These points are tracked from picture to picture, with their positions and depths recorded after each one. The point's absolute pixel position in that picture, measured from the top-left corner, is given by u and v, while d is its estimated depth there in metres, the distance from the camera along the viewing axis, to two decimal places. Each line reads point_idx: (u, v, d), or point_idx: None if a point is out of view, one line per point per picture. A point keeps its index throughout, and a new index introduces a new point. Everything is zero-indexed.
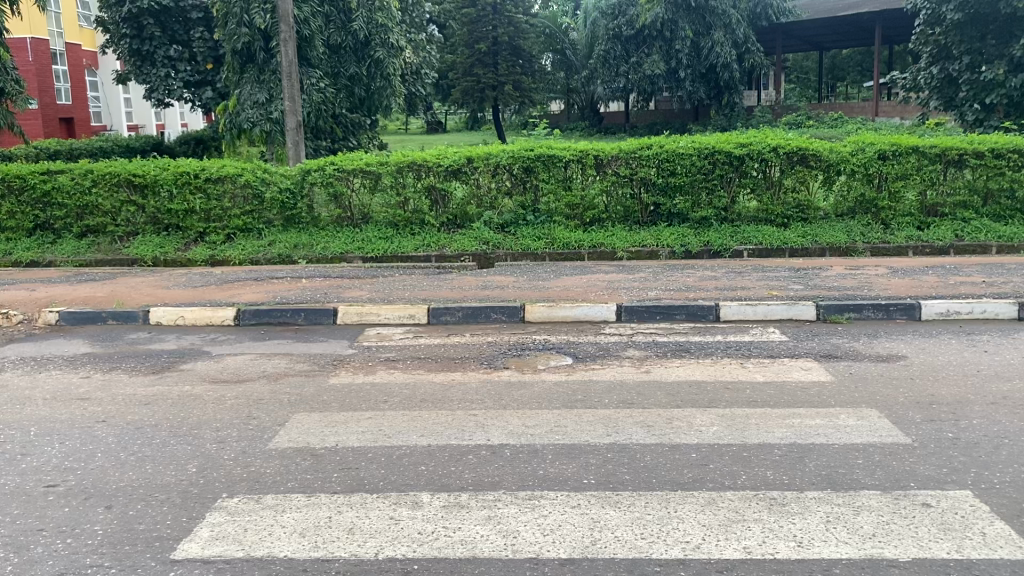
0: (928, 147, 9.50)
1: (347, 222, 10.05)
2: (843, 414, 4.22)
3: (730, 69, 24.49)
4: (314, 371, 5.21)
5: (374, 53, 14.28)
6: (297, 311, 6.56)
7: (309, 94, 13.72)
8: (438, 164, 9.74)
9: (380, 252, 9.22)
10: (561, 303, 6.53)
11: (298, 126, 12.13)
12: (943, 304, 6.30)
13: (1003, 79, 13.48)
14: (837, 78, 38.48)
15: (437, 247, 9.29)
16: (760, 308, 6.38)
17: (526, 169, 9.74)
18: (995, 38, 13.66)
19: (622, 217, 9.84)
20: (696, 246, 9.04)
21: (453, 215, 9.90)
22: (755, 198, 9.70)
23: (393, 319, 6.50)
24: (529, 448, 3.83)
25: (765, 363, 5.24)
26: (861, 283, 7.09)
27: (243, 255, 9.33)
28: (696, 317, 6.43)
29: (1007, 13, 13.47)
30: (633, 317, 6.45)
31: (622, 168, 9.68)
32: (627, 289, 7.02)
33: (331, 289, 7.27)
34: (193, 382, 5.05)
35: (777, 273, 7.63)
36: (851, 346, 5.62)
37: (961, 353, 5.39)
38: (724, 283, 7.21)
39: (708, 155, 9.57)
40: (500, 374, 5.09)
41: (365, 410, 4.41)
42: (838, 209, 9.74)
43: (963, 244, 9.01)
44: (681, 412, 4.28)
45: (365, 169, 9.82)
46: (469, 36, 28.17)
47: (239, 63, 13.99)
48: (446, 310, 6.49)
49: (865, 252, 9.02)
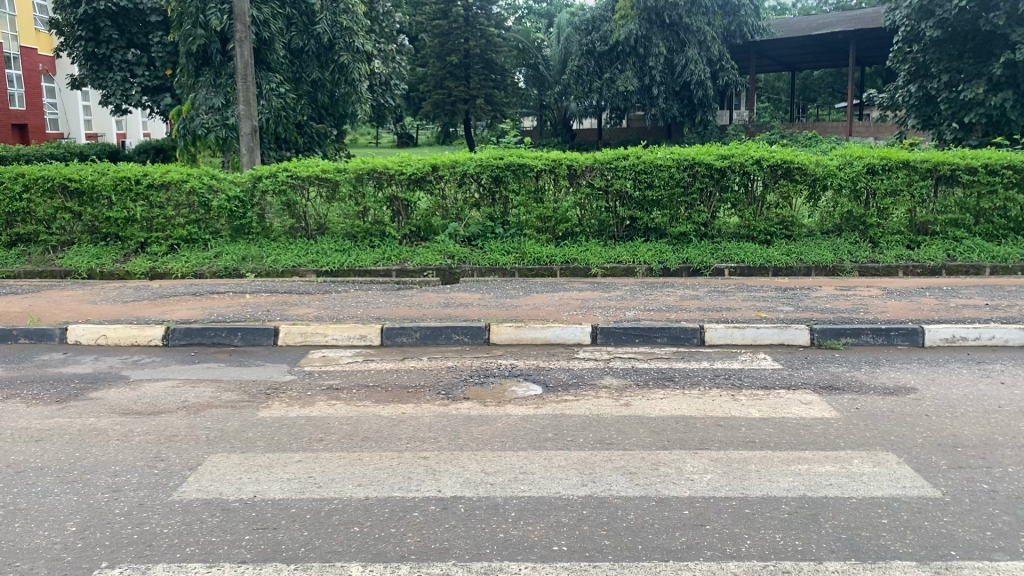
0: (920, 161, 8.97)
1: (301, 233, 9.35)
2: (856, 459, 3.62)
3: (703, 87, 23.71)
4: (243, 403, 4.51)
5: (338, 57, 13.60)
6: (233, 331, 5.85)
7: (268, 99, 13.07)
8: (402, 172, 9.09)
9: (335, 266, 8.55)
10: (529, 324, 5.90)
11: (254, 131, 11.43)
12: (949, 329, 5.74)
13: (982, 99, 13.04)
14: (809, 99, 38.45)
15: (399, 261, 8.62)
16: (749, 331, 5.79)
17: (494, 178, 9.11)
18: (974, 57, 13.25)
19: (596, 231, 9.23)
20: (675, 263, 8.47)
21: (416, 226, 9.25)
22: (737, 214, 9.15)
23: (342, 341, 5.81)
24: (488, 502, 3.17)
25: (759, 395, 4.63)
26: (855, 305, 6.53)
27: (187, 267, 8.61)
28: (678, 340, 5.81)
29: (986, 32, 13.02)
30: (609, 339, 5.82)
31: (598, 179, 9.09)
32: (602, 309, 6.39)
33: (276, 305, 6.58)
34: (98, 414, 4.32)
35: (764, 293, 7.06)
36: (853, 376, 5.03)
37: (975, 384, 4.81)
38: (708, 303, 6.61)
39: (688, 167, 8.99)
40: (458, 406, 4.42)
41: (295, 452, 3.73)
42: (823, 226, 9.23)
43: (955, 264, 8.52)
44: (669, 456, 3.64)
45: (321, 176, 9.13)
46: (440, 47, 27.65)
47: (194, 66, 13.21)
48: (401, 330, 5.82)
49: (853, 271, 8.49)
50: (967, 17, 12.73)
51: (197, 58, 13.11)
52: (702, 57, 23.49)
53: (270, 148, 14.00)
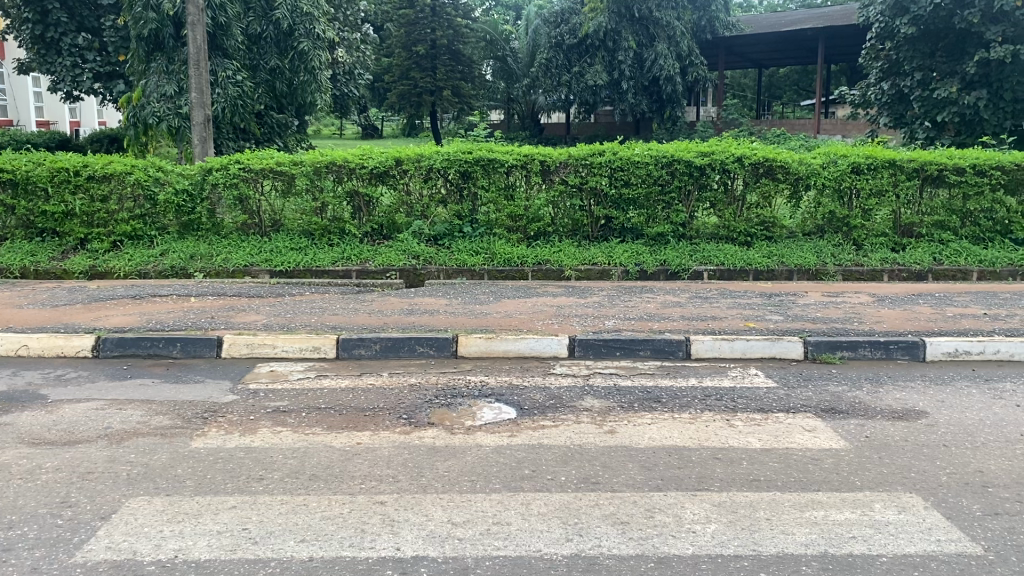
0: (906, 160, 8.59)
1: (254, 230, 8.73)
2: (878, 504, 3.16)
3: (673, 82, 23.41)
4: (175, 430, 3.94)
5: (297, 44, 12.93)
6: (172, 341, 5.27)
7: (224, 87, 12.40)
8: (363, 165, 8.51)
9: (291, 266, 7.98)
10: (500, 335, 5.38)
11: (207, 120, 10.78)
12: (952, 343, 5.33)
13: (955, 98, 12.70)
14: (775, 96, 38.38)
15: (360, 261, 8.08)
16: (738, 343, 5.34)
17: (462, 174, 8.58)
18: (947, 55, 12.95)
19: (569, 231, 8.74)
20: (652, 265, 8.02)
21: (378, 224, 8.68)
22: (716, 214, 8.71)
23: (294, 353, 5.26)
24: (456, 565, 2.65)
25: (757, 420, 4.16)
26: (847, 314, 6.10)
27: (129, 266, 7.99)
28: (662, 353, 5.33)
29: (960, 30, 12.70)
30: (588, 352, 5.33)
31: (572, 176, 8.59)
32: (579, 317, 5.90)
33: (222, 312, 5.99)
34: (3, 445, 3.73)
35: (749, 300, 6.61)
36: (856, 397, 4.59)
37: (990, 406, 4.39)
38: (691, 311, 6.15)
39: (666, 164, 8.52)
40: (422, 434, 3.90)
41: (230, 497, 3.19)
42: (804, 227, 8.82)
43: (942, 268, 8.18)
44: (664, 500, 3.16)
45: (276, 169, 8.52)
46: (406, 37, 27.13)
47: (145, 51, 12.44)
48: (359, 341, 5.28)
49: (837, 275, 8.12)
50: (943, 14, 12.40)
51: (148, 42, 12.32)
52: (672, 52, 23.12)
53: (229, 139, 13.53)
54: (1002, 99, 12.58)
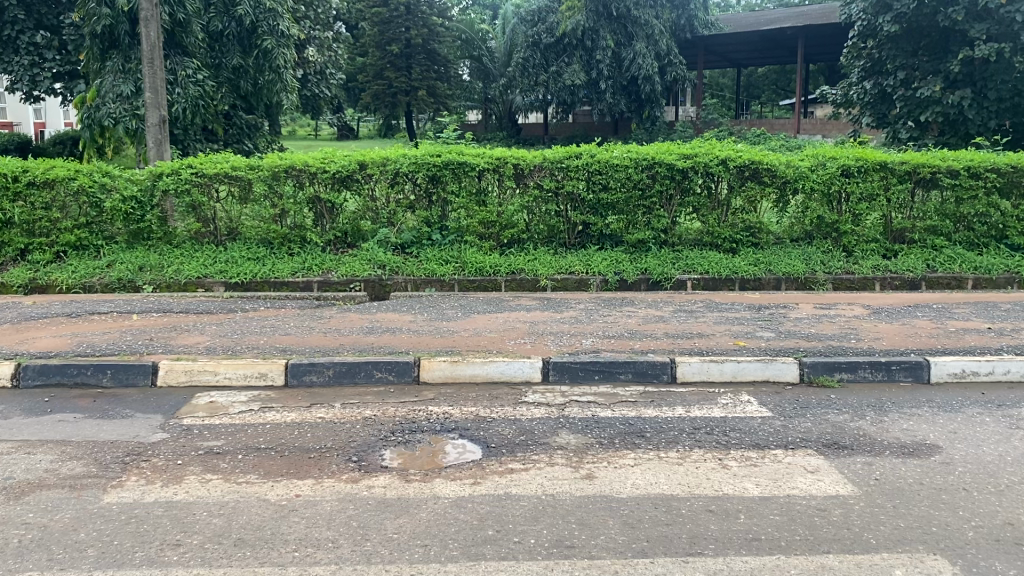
0: (897, 162, 8.18)
1: (208, 239, 8.19)
2: (899, 570, 2.70)
3: (652, 81, 23.00)
4: (86, 480, 3.41)
5: (261, 41, 12.30)
6: (101, 368, 4.74)
7: (185, 87, 11.76)
8: (325, 170, 7.98)
9: (247, 277, 7.47)
10: (466, 358, 4.89)
11: (163, 122, 10.21)
12: (959, 364, 4.90)
13: (939, 97, 12.28)
14: (753, 96, 38.15)
15: (322, 272, 7.58)
16: (727, 366, 4.88)
17: (431, 178, 8.08)
18: (930, 54, 12.56)
19: (545, 238, 8.27)
20: (632, 274, 7.58)
21: (341, 232, 8.18)
22: (699, 219, 8.27)
23: (237, 380, 4.75)
24: None
25: (753, 459, 3.69)
26: (842, 330, 5.66)
27: (73, 279, 7.46)
28: (645, 377, 4.86)
29: (943, 28, 12.30)
30: (563, 376, 4.84)
31: (547, 180, 8.11)
32: (554, 336, 5.42)
33: (162, 333, 5.46)
34: None
35: (737, 314, 6.16)
36: (859, 428, 4.13)
37: (1008, 438, 3.95)
38: (676, 327, 5.69)
39: (647, 168, 8.06)
40: (372, 483, 3.40)
41: (135, 572, 2.68)
42: (791, 233, 8.40)
43: (936, 276, 7.79)
44: (650, 570, 2.68)
45: (231, 174, 7.98)
46: (380, 37, 26.68)
47: (100, 49, 11.83)
48: (310, 367, 4.77)
49: (827, 284, 7.70)
50: (926, 11, 11.99)
51: (103, 39, 11.71)
52: (650, 51, 22.73)
53: (196, 139, 13.02)
54: (986, 98, 12.15)
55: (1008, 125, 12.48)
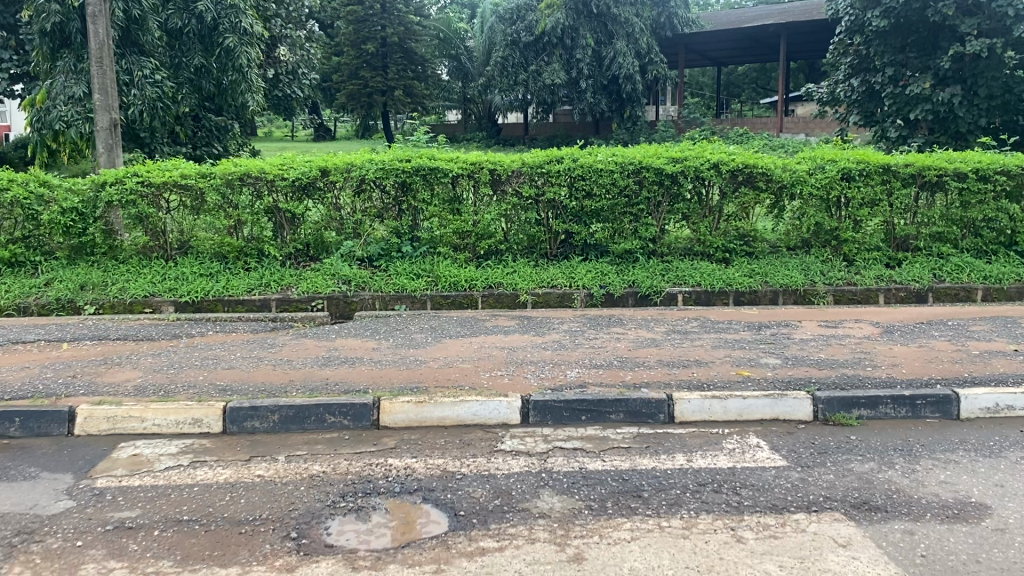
0: (900, 165, 7.62)
1: (157, 253, 7.49)
2: None
3: (633, 80, 22.44)
4: None
5: (222, 40, 11.43)
6: (8, 416, 4.09)
7: (141, 87, 10.99)
8: (283, 177, 7.31)
9: (198, 296, 6.81)
10: (433, 397, 4.25)
11: (114, 126, 9.50)
12: (992, 397, 4.34)
13: (929, 95, 11.71)
14: (734, 95, 37.73)
15: (281, 289, 6.93)
16: (732, 403, 4.27)
17: (400, 185, 7.43)
18: (918, 50, 12.01)
19: (524, 248, 7.65)
20: (620, 288, 6.99)
21: (303, 243, 7.52)
22: (690, 226, 7.68)
23: (168, 428, 4.11)
24: None
25: (772, 529, 3.09)
26: (854, 354, 5.09)
27: (5, 300, 6.78)
28: (638, 417, 4.25)
29: (932, 23, 11.76)
30: (545, 418, 4.22)
31: (525, 186, 7.49)
32: (535, 366, 4.80)
33: (89, 368, 4.80)
34: None
35: (736, 336, 5.57)
36: (891, 481, 3.54)
37: None
38: (671, 354, 5.08)
39: (633, 172, 7.45)
40: (311, 572, 2.77)
41: None
42: (788, 241, 7.84)
43: (944, 287, 7.25)
44: None
45: (181, 183, 7.29)
46: (355, 35, 25.95)
47: (49, 49, 11.11)
48: (251, 412, 4.13)
49: (828, 296, 7.14)
50: (916, 6, 11.41)
51: (52, 38, 11.01)
52: (632, 50, 22.18)
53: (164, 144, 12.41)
54: (977, 95, 11.60)
55: (999, 123, 11.94)
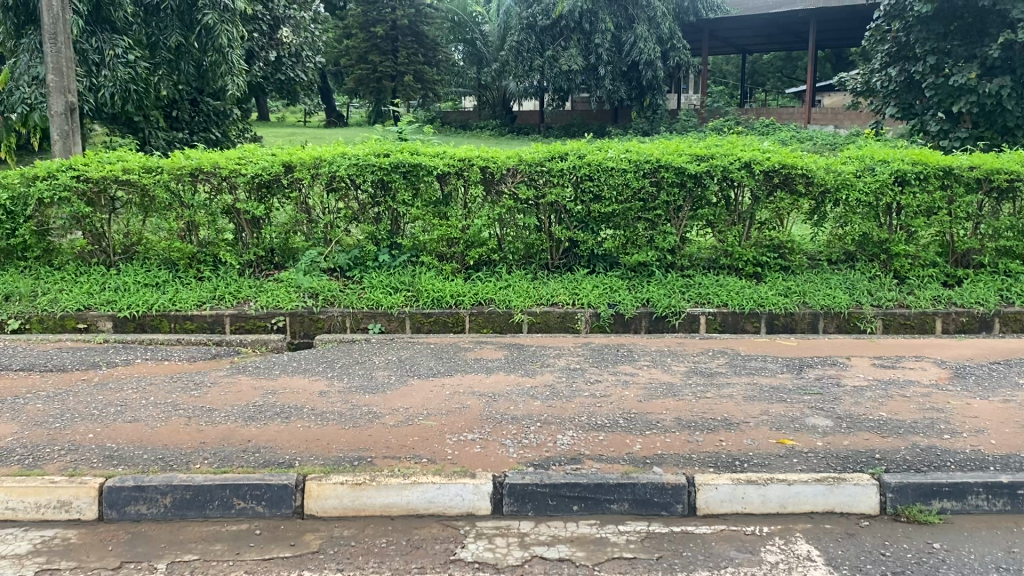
0: (963, 167, 6.49)
1: (99, 258, 6.54)
2: None
3: (653, 67, 21.30)
4: None
5: (201, 16, 10.14)
6: None
7: (113, 69, 9.80)
8: (242, 173, 6.30)
9: (140, 310, 5.81)
10: (376, 475, 3.23)
11: (71, 110, 8.55)
12: None
13: (974, 86, 10.39)
14: (758, 84, 36.33)
15: (235, 303, 5.92)
16: (772, 491, 3.23)
17: (379, 183, 6.39)
18: (962, 38, 10.64)
19: (521, 258, 6.61)
20: (631, 308, 5.92)
21: (268, 249, 6.53)
22: (714, 234, 6.61)
23: (26, 513, 3.12)
24: None
25: None
26: (924, 414, 4.00)
27: None
28: (647, 506, 3.22)
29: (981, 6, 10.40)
30: (521, 506, 3.19)
31: (523, 187, 6.45)
32: (517, 426, 3.76)
33: None
34: None
35: (773, 381, 4.49)
36: None
37: None
38: (692, 409, 4.02)
39: (649, 172, 6.37)
40: None
41: None
42: (829, 253, 6.76)
43: (1014, 310, 6.12)
44: None
45: (122, 178, 6.29)
46: (364, 17, 25.01)
47: (14, 24, 9.99)
48: (135, 494, 3.13)
49: (876, 321, 6.06)
50: None
51: (18, 13, 9.89)
52: (652, 36, 21.03)
53: (154, 130, 11.41)
54: None
55: None
